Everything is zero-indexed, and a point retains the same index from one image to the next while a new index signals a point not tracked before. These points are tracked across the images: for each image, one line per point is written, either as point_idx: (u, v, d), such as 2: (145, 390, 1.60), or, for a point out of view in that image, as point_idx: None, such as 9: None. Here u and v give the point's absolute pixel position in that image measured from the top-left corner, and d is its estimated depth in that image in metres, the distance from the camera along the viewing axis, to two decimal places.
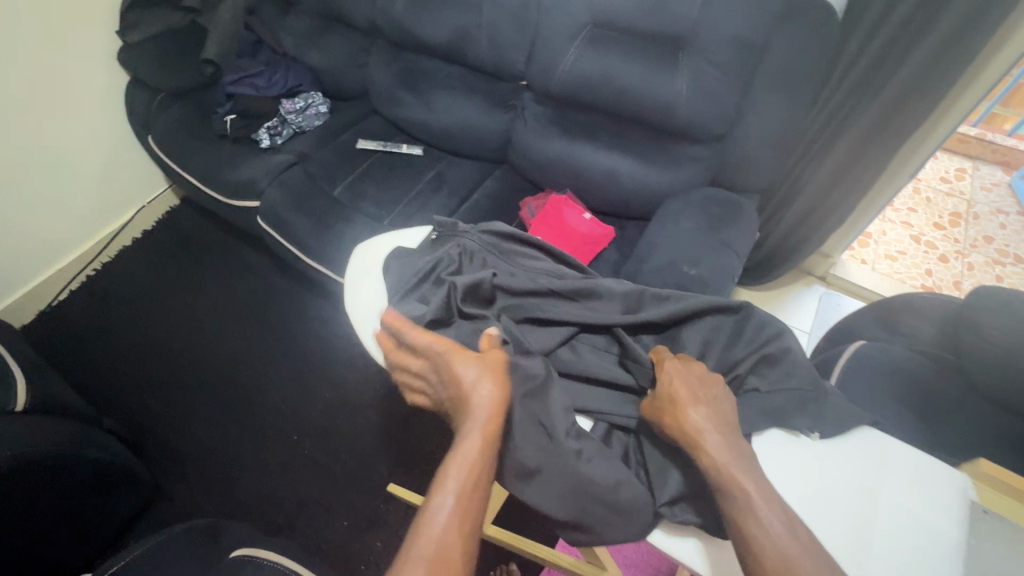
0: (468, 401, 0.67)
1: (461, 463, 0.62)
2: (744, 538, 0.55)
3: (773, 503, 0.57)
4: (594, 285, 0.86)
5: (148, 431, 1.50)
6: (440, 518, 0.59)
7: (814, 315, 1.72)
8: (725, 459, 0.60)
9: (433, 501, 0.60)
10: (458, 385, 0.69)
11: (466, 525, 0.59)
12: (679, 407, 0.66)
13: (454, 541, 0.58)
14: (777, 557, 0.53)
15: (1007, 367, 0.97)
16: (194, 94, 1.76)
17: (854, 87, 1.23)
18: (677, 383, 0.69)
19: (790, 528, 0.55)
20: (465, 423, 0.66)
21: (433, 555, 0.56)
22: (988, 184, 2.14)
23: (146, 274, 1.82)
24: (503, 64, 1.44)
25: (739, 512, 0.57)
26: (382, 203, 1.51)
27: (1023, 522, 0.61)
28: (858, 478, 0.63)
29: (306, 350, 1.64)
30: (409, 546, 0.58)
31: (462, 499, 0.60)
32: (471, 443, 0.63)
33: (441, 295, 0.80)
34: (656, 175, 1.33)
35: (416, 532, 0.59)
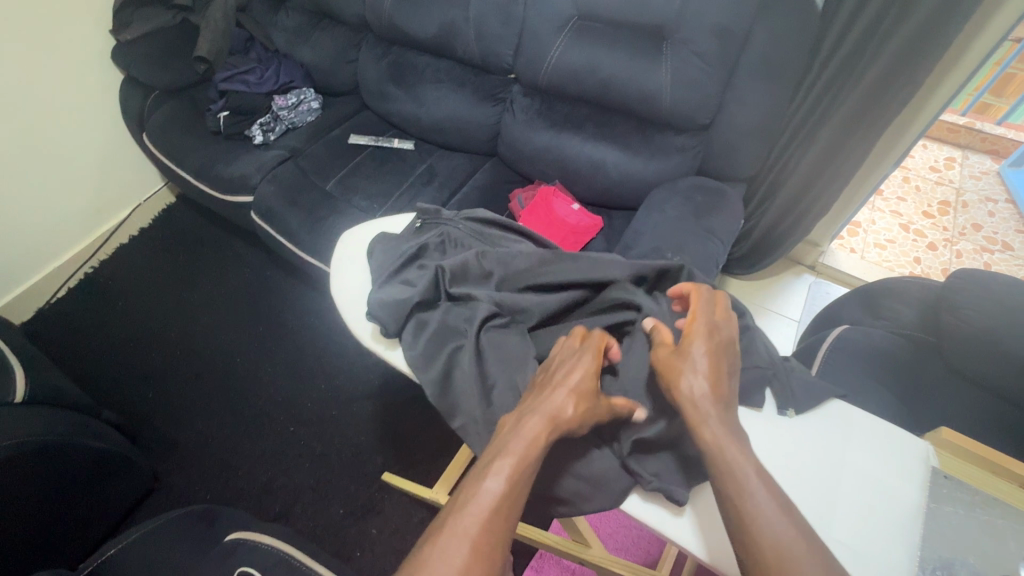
0: (546, 402, 0.63)
1: (517, 453, 0.59)
2: (740, 517, 0.54)
3: (767, 481, 0.56)
4: (590, 260, 0.84)
5: (146, 422, 1.53)
6: (487, 502, 0.55)
7: (803, 303, 1.73)
8: (724, 437, 0.59)
9: (482, 483, 0.56)
10: (552, 389, 0.65)
11: (510, 516, 0.55)
12: (689, 375, 0.64)
13: (497, 529, 0.54)
14: (773, 533, 0.52)
15: (985, 347, 0.98)
16: (188, 92, 1.79)
17: (835, 76, 1.25)
18: (696, 348, 0.66)
19: (785, 509, 0.54)
20: (530, 418, 0.62)
21: (476, 537, 0.53)
22: (976, 173, 2.16)
23: (143, 270, 1.84)
24: (490, 58, 1.46)
25: (736, 491, 0.56)
26: (374, 196, 1.53)
27: (982, 487, 0.62)
28: (826, 451, 0.65)
29: (301, 342, 1.66)
30: (448, 523, 0.54)
31: (510, 488, 0.56)
32: (532, 437, 0.60)
33: (428, 279, 0.82)
34: (641, 165, 1.35)
35: (458, 511, 0.55)
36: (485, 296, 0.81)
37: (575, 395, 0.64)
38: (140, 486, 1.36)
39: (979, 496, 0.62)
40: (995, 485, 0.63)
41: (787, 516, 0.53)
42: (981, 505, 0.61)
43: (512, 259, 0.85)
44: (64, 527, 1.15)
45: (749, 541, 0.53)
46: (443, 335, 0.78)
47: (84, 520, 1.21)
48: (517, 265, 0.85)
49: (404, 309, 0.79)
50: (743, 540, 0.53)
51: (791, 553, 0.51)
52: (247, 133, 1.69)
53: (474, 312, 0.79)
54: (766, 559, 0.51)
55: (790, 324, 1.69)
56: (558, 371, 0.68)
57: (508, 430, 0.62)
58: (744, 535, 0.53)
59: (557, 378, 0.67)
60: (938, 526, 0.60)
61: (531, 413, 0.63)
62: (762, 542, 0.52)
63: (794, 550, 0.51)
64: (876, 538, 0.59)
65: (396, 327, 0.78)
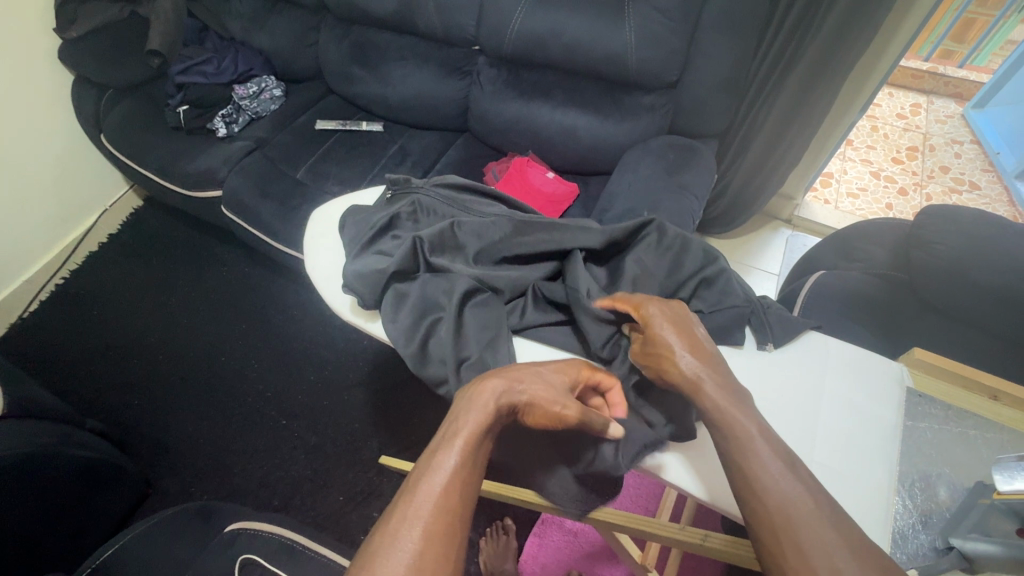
0: (498, 378, 0.63)
1: (475, 427, 0.58)
2: (744, 477, 0.54)
3: (767, 437, 0.56)
4: (563, 227, 0.83)
5: (133, 429, 1.51)
6: (441, 478, 0.54)
7: (781, 256, 1.76)
8: (721, 399, 0.60)
9: (436, 460, 0.56)
10: (512, 366, 0.65)
11: (467, 493, 0.55)
12: (665, 361, 0.64)
13: (455, 504, 0.53)
14: (774, 487, 0.52)
15: (954, 278, 1.01)
16: (145, 88, 1.73)
17: (798, 22, 1.25)
18: (660, 335, 0.66)
19: (793, 471, 0.53)
20: (486, 392, 0.61)
21: (432, 514, 0.52)
22: (942, 117, 2.19)
23: (116, 277, 1.80)
24: (453, 29, 1.43)
25: (736, 449, 0.56)
26: (347, 181, 1.50)
27: (950, 400, 0.65)
28: (809, 383, 0.67)
29: (286, 334, 1.65)
30: (404, 504, 0.53)
31: (464, 460, 0.56)
32: (484, 407, 0.60)
33: (407, 248, 0.81)
34: (612, 128, 1.34)
35: (414, 489, 0.54)
36: (460, 270, 0.80)
37: (533, 373, 0.65)
38: (133, 493, 1.35)
39: (951, 409, 0.65)
40: (966, 399, 0.65)
41: (789, 469, 0.53)
42: (954, 418, 0.64)
43: (488, 230, 0.84)
44: (60, 537, 1.14)
45: (756, 504, 0.52)
46: (424, 306, 0.78)
47: (80, 530, 1.20)
48: (493, 234, 0.83)
49: (383, 278, 0.78)
50: (746, 494, 0.53)
51: (796, 507, 0.50)
52: (210, 126, 1.64)
53: (454, 282, 0.79)
54: (770, 516, 0.51)
55: (771, 278, 1.71)
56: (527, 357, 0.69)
57: (460, 402, 0.62)
58: (749, 491, 0.53)
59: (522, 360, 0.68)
60: (911, 442, 0.63)
61: (486, 387, 0.62)
62: (766, 498, 0.52)
63: (796, 503, 0.51)
64: (858, 457, 0.61)
65: (374, 297, 0.78)
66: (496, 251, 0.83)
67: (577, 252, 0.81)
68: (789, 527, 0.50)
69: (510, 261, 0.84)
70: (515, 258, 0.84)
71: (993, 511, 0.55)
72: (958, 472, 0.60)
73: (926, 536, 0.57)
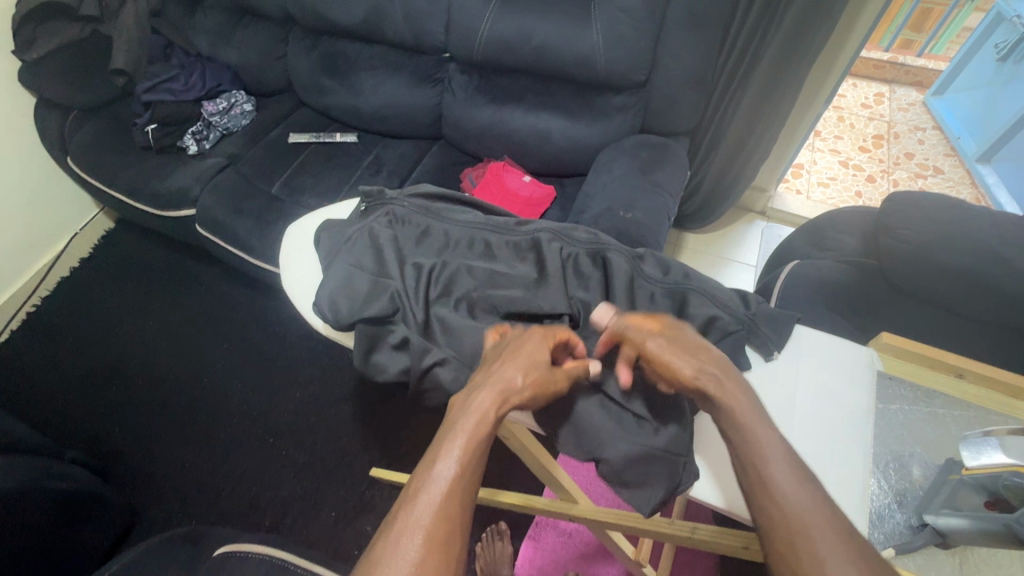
0: (495, 379, 0.61)
1: (471, 430, 0.56)
2: (760, 481, 0.52)
3: (783, 445, 0.54)
4: (549, 276, 0.78)
5: (116, 457, 1.47)
6: (439, 487, 0.52)
7: (757, 248, 1.79)
8: (745, 403, 0.57)
9: (433, 469, 0.53)
10: (501, 364, 0.63)
11: (467, 497, 0.53)
12: (686, 356, 0.62)
13: (453, 516, 0.51)
14: (792, 496, 0.50)
15: (921, 262, 1.05)
16: (110, 109, 1.70)
17: (759, 18, 1.28)
18: (677, 333, 0.65)
19: (807, 480, 0.51)
20: (480, 395, 0.60)
21: (429, 525, 0.50)
22: (905, 105, 2.26)
23: (89, 302, 1.76)
24: (422, 37, 1.43)
25: (755, 453, 0.54)
26: (323, 194, 1.49)
27: (917, 381, 0.67)
28: (790, 386, 0.67)
29: (269, 351, 1.63)
30: (400, 517, 0.51)
31: (461, 470, 0.54)
32: (481, 413, 0.58)
33: (392, 272, 0.79)
34: (585, 130, 1.36)
35: (409, 502, 0.52)
36: (440, 306, 0.78)
37: (525, 367, 0.63)
38: (119, 524, 1.32)
39: (920, 390, 0.67)
40: (934, 380, 0.68)
41: (807, 479, 0.51)
42: (923, 398, 0.66)
43: (468, 263, 0.80)
44: None
45: (772, 512, 0.50)
46: (406, 360, 0.75)
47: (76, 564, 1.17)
48: (473, 260, 0.81)
49: (357, 314, 0.75)
50: (759, 500, 0.52)
51: (812, 517, 0.49)
52: (180, 144, 1.62)
53: (424, 352, 0.72)
54: (787, 525, 0.49)
55: (749, 270, 1.74)
56: (506, 346, 0.66)
57: (457, 408, 0.60)
58: (764, 497, 0.51)
59: (503, 354, 0.65)
60: (882, 424, 0.64)
61: (480, 391, 0.60)
62: (785, 506, 0.50)
63: (816, 513, 0.49)
64: (834, 444, 0.62)
65: (348, 318, 0.74)
66: (476, 291, 0.78)
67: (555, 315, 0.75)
68: (807, 539, 0.48)
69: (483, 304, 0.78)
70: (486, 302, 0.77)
71: (963, 486, 0.56)
72: (928, 450, 0.63)
73: (902, 516, 0.59)
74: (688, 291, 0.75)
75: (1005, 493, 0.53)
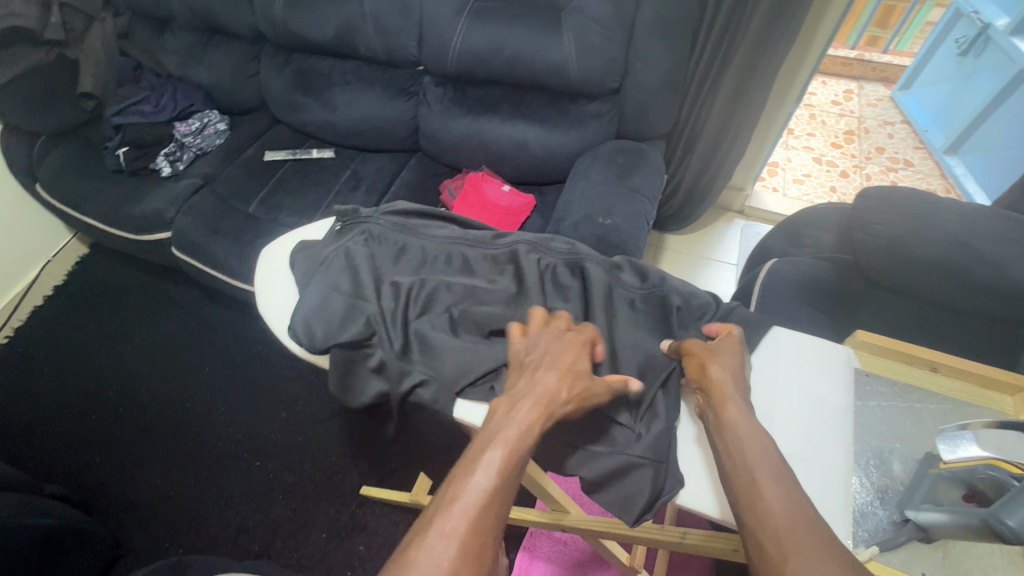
0: (540, 390, 0.60)
1: (511, 441, 0.55)
2: (748, 482, 0.53)
3: (773, 452, 0.55)
4: (528, 290, 0.77)
5: (97, 490, 1.43)
6: (475, 497, 0.51)
7: (737, 246, 1.81)
8: (743, 410, 0.59)
9: (472, 476, 0.52)
10: (546, 371, 0.63)
11: (502, 510, 0.51)
12: (722, 363, 0.64)
13: (490, 526, 0.50)
14: (778, 498, 0.51)
15: (894, 256, 1.07)
16: (80, 133, 1.67)
17: (726, 23, 1.30)
18: (726, 342, 0.67)
19: (791, 484, 0.52)
20: (522, 404, 0.59)
21: (465, 535, 0.48)
22: (873, 100, 2.31)
23: (64, 330, 1.72)
24: (395, 51, 1.43)
25: (739, 458, 0.55)
26: (301, 211, 1.47)
27: (894, 377, 0.69)
28: (768, 387, 0.67)
29: (253, 372, 1.60)
30: (437, 521, 0.50)
31: (503, 479, 0.53)
32: (526, 424, 0.57)
33: (368, 292, 0.78)
34: (561, 137, 1.37)
35: (447, 507, 0.50)
36: (416, 320, 0.76)
37: (571, 379, 0.63)
38: (103, 556, 1.28)
39: (896, 386, 0.68)
40: (909, 374, 0.70)
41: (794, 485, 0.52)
42: (901, 393, 0.68)
43: (446, 281, 0.79)
44: None
45: (760, 512, 0.51)
46: (384, 383, 0.73)
47: None
48: (451, 277, 0.81)
49: (330, 339, 0.73)
50: (745, 501, 0.52)
51: (802, 518, 0.49)
52: (153, 166, 1.59)
53: (402, 375, 0.71)
54: (776, 525, 0.49)
55: (730, 269, 1.76)
56: (547, 352, 0.66)
57: (496, 416, 0.59)
58: (750, 499, 0.52)
59: (545, 362, 0.64)
60: (862, 422, 0.65)
61: (522, 400, 0.60)
62: (770, 508, 0.50)
63: (799, 516, 0.49)
64: (814, 443, 0.62)
65: (323, 342, 0.73)
66: (456, 307, 0.77)
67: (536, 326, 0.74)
68: (790, 538, 0.48)
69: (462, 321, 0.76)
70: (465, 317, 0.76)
71: (942, 479, 0.57)
72: (908, 446, 0.64)
73: (884, 512, 0.60)
74: (664, 292, 0.77)
75: (981, 486, 0.55)
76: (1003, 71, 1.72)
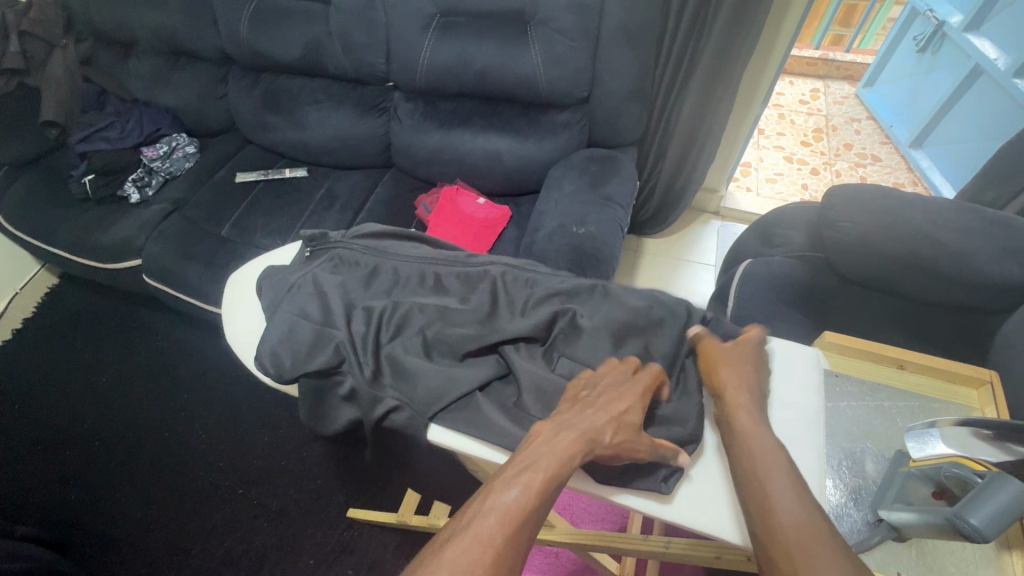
0: (586, 424, 0.59)
1: (551, 465, 0.55)
2: (760, 494, 0.53)
3: (786, 465, 0.54)
4: (498, 308, 0.78)
5: (74, 528, 1.38)
6: (509, 510, 0.52)
7: (714, 247, 1.83)
8: (755, 419, 0.59)
9: (508, 491, 0.54)
10: (594, 412, 0.61)
11: (534, 529, 0.52)
12: (733, 370, 0.64)
13: (518, 542, 0.51)
14: (790, 510, 0.51)
15: (863, 252, 1.08)
16: (44, 161, 1.64)
17: (689, 29, 1.32)
18: (741, 348, 0.66)
19: (801, 496, 0.52)
20: (565, 433, 0.59)
21: (499, 546, 0.50)
22: (839, 98, 2.36)
23: (34, 364, 1.67)
24: (363, 68, 1.43)
25: (751, 470, 0.55)
26: (274, 232, 1.45)
27: (863, 376, 0.72)
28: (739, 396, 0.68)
29: (232, 397, 1.57)
30: (472, 526, 0.52)
31: (539, 500, 0.53)
32: (567, 452, 0.57)
33: (339, 317, 0.77)
34: (534, 147, 1.37)
35: (482, 515, 0.52)
36: (388, 344, 0.75)
37: (616, 422, 0.60)
38: None
39: (866, 385, 0.71)
40: (877, 372, 0.72)
41: (807, 500, 0.52)
42: (869, 392, 0.70)
43: (417, 302, 0.79)
44: None
45: (770, 523, 0.51)
46: (356, 410, 0.73)
47: None
48: (422, 297, 0.81)
49: (297, 368, 0.73)
50: (756, 515, 0.52)
51: (810, 530, 0.49)
52: (120, 193, 1.55)
53: (374, 404, 0.70)
54: (784, 541, 0.49)
55: (709, 269, 1.78)
56: (602, 395, 0.63)
57: (538, 437, 0.59)
58: (762, 512, 0.52)
59: (599, 401, 0.62)
60: (833, 423, 0.68)
61: (567, 428, 0.59)
62: (782, 522, 0.50)
63: (810, 531, 0.49)
64: (789, 447, 0.63)
65: (291, 371, 0.73)
66: (428, 329, 0.76)
67: (508, 344, 0.74)
68: (800, 553, 0.48)
69: (436, 345, 0.75)
70: (438, 338, 0.75)
71: (912, 478, 0.58)
72: (879, 444, 0.66)
73: (858, 513, 0.62)
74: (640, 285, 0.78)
75: (947, 483, 0.55)
76: (960, 66, 1.77)
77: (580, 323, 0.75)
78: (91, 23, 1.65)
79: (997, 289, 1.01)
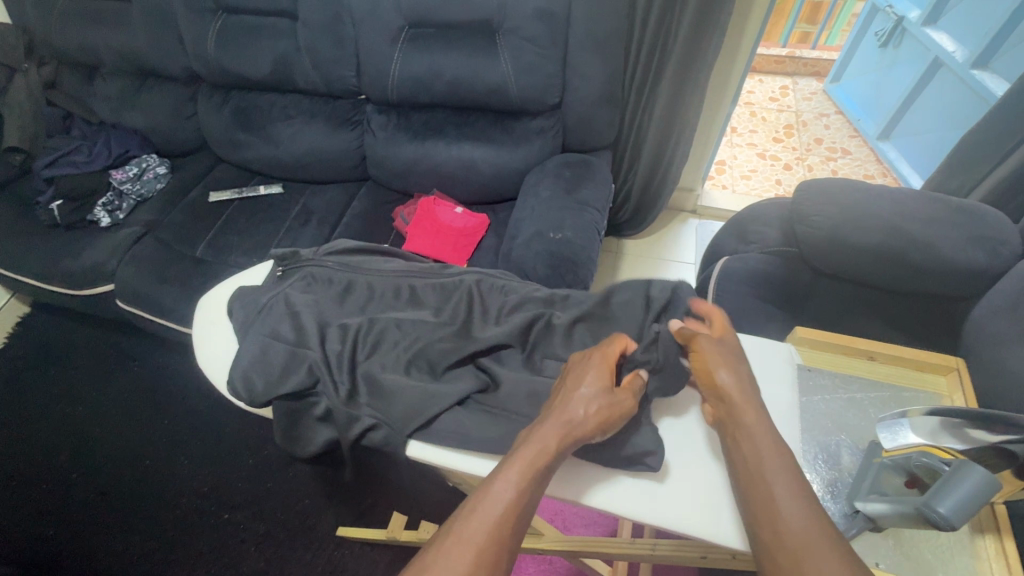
0: (564, 407, 0.59)
1: (530, 457, 0.55)
2: (766, 500, 0.52)
3: (792, 467, 0.54)
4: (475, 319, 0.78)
5: (51, 565, 1.34)
6: (494, 507, 0.52)
7: (693, 246, 1.85)
8: (762, 421, 0.57)
9: (493, 487, 0.53)
10: (568, 396, 0.60)
11: (518, 522, 0.52)
12: (743, 370, 0.62)
13: (503, 537, 0.51)
14: (797, 516, 0.51)
15: (836, 246, 1.10)
16: (10, 189, 1.60)
17: (656, 33, 1.34)
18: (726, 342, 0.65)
19: (807, 503, 0.51)
20: (545, 423, 0.58)
21: (481, 544, 0.50)
22: (807, 94, 2.42)
23: (6, 396, 1.62)
24: (334, 82, 1.42)
25: (754, 476, 0.54)
26: (250, 251, 1.43)
27: (835, 369, 0.74)
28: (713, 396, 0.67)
29: (215, 420, 1.54)
30: (455, 529, 0.51)
31: (521, 494, 0.53)
32: (546, 441, 0.56)
33: (313, 339, 0.75)
34: (509, 154, 1.37)
35: (465, 515, 0.52)
36: (364, 363, 0.74)
37: (588, 397, 0.60)
38: None
39: (839, 378, 0.73)
40: (848, 365, 0.74)
41: (812, 503, 0.52)
42: (843, 385, 0.72)
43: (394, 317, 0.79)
44: None
45: (775, 529, 0.51)
46: (334, 430, 0.73)
47: None
48: (398, 311, 0.81)
49: (270, 391, 0.72)
50: (761, 517, 0.52)
51: (810, 536, 0.49)
52: (89, 218, 1.52)
53: (351, 422, 0.70)
54: (788, 547, 0.49)
55: (689, 268, 1.79)
56: (570, 374, 0.63)
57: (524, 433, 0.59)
58: (767, 518, 0.51)
59: (571, 382, 0.62)
60: (807, 417, 0.69)
61: (546, 419, 0.59)
62: (790, 525, 0.50)
63: (816, 533, 0.50)
64: None
65: (263, 395, 0.71)
66: (405, 344, 0.76)
67: (484, 352, 0.74)
68: (808, 556, 0.48)
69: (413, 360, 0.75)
70: (417, 352, 0.75)
71: (884, 468, 0.59)
72: (853, 436, 0.68)
73: (835, 505, 0.62)
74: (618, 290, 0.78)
75: (918, 472, 0.57)
76: (920, 59, 1.82)
77: (558, 331, 0.75)
78: (54, 47, 1.62)
79: (965, 276, 1.04)
